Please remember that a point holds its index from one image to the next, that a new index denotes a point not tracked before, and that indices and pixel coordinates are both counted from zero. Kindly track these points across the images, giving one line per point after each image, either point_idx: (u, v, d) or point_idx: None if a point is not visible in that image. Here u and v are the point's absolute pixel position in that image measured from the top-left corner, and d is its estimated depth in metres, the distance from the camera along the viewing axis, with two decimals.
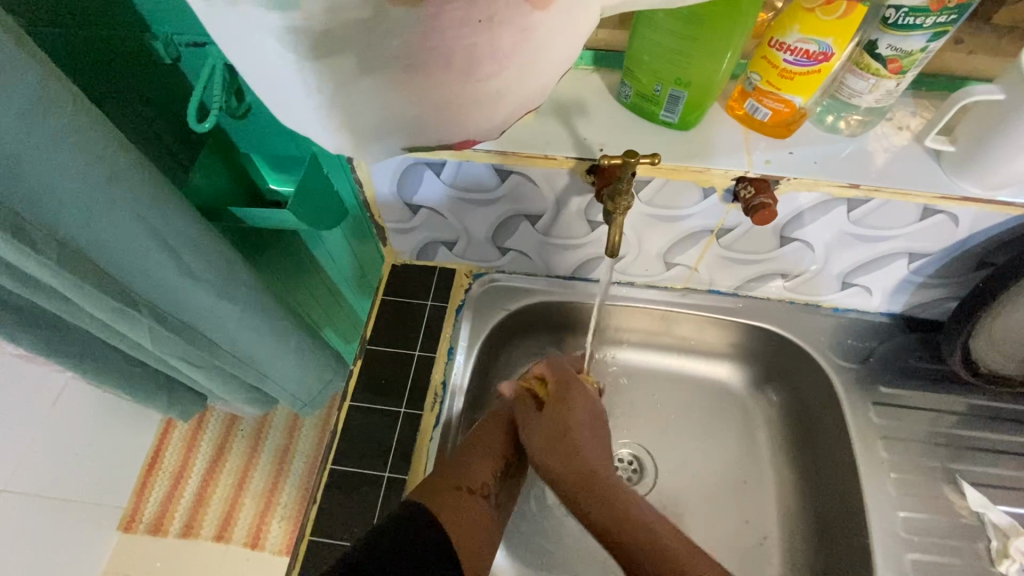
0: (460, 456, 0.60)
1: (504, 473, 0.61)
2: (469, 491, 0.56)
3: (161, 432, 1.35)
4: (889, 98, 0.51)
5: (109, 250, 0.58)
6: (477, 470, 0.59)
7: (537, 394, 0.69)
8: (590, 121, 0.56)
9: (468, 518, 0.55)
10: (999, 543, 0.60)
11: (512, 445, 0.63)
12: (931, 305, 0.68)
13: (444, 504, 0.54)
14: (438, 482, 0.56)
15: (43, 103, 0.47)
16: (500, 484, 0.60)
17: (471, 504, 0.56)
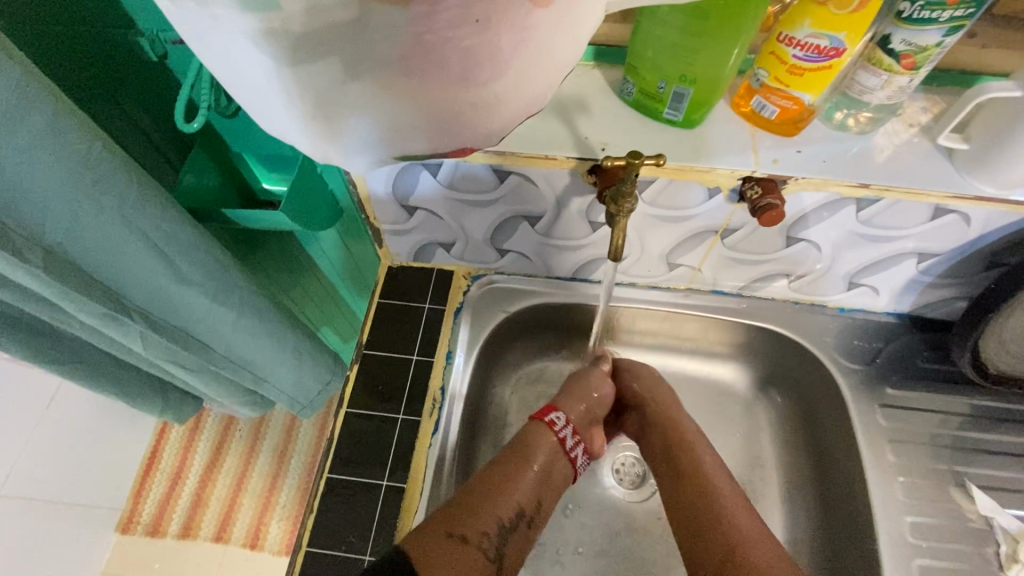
0: (466, 500, 0.56)
1: (509, 526, 0.56)
2: (463, 540, 0.52)
3: (156, 435, 1.34)
4: (901, 95, 0.49)
5: (96, 256, 0.56)
6: (480, 520, 0.54)
7: (568, 434, 0.65)
8: (591, 119, 0.55)
9: (456, 572, 0.50)
10: (1008, 548, 0.59)
11: (525, 494, 0.58)
12: (939, 304, 0.67)
13: (431, 552, 0.50)
14: (431, 523, 0.53)
15: (22, 104, 0.45)
16: (501, 537, 0.55)
17: (464, 557, 0.51)
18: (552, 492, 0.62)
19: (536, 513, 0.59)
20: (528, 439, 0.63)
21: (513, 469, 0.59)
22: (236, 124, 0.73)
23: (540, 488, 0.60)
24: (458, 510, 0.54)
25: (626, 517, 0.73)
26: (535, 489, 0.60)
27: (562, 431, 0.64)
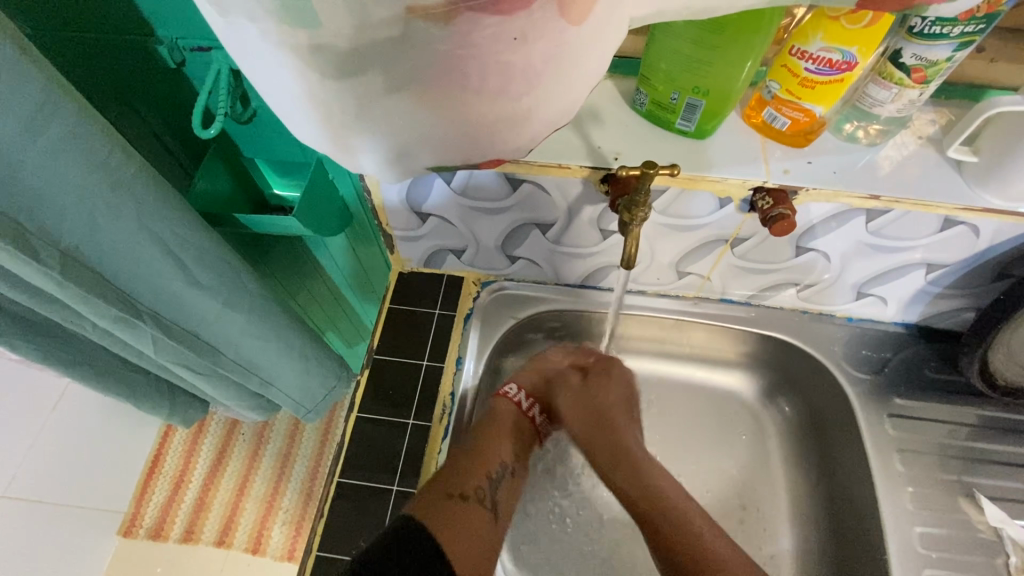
0: (451, 463, 0.58)
1: (496, 476, 0.58)
2: (462, 497, 0.54)
3: (160, 438, 1.33)
4: (911, 108, 0.50)
5: (112, 260, 0.56)
6: (470, 476, 0.56)
7: (523, 399, 0.66)
8: (604, 129, 0.55)
9: (465, 522, 0.52)
10: (1018, 559, 0.60)
11: (506, 451, 0.61)
12: (947, 315, 0.67)
13: (442, 514, 0.51)
14: (430, 487, 0.54)
15: (47, 111, 0.45)
16: (492, 486, 0.57)
17: (465, 508, 0.53)
18: (524, 446, 0.64)
19: (516, 467, 0.61)
20: (490, 410, 0.64)
21: (489, 430, 0.62)
22: (251, 131, 0.75)
23: (515, 446, 0.62)
24: (449, 472, 0.56)
25: (634, 524, 0.73)
26: (514, 446, 0.62)
27: (517, 397, 0.66)
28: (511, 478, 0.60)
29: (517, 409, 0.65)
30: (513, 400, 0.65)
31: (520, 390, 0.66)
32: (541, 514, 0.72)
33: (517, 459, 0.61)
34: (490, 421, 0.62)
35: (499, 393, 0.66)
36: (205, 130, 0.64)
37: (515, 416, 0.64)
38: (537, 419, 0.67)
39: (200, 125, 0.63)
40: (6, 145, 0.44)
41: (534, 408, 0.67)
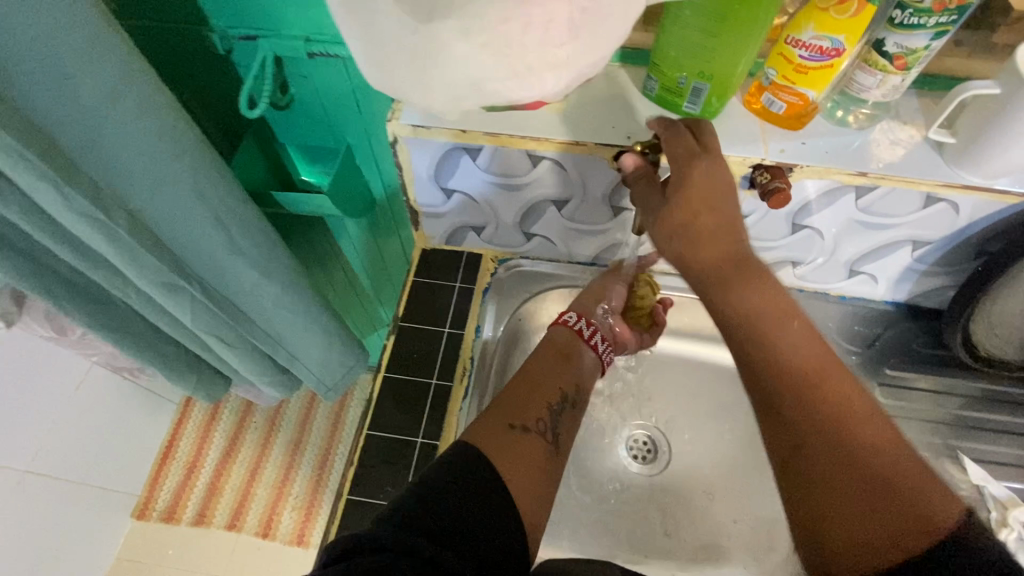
0: (514, 394, 0.60)
1: (558, 409, 0.60)
2: (523, 429, 0.56)
3: (179, 414, 1.52)
4: (895, 94, 0.55)
5: (169, 222, 0.63)
6: (531, 409, 0.58)
7: (584, 325, 0.68)
8: (617, 112, 0.61)
9: (524, 457, 0.54)
10: (998, 513, 0.64)
11: (568, 379, 0.63)
12: (933, 293, 0.72)
13: (499, 446, 0.53)
14: (491, 419, 0.56)
15: (126, 82, 0.52)
16: (553, 420, 0.59)
17: (527, 443, 0.55)
18: (588, 377, 0.66)
19: (578, 396, 0.63)
20: (551, 338, 0.67)
21: (554, 361, 0.64)
22: (287, 118, 0.81)
23: (576, 373, 0.65)
24: (509, 405, 0.58)
25: (641, 488, 0.77)
26: (577, 377, 0.64)
27: (578, 324, 0.68)
28: (571, 417, 0.61)
29: (572, 335, 0.67)
30: (571, 326, 0.68)
31: (580, 317, 0.69)
32: None
33: (579, 389, 0.63)
34: (551, 350, 0.65)
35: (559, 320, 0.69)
36: (251, 111, 0.70)
37: (576, 343, 0.67)
38: (598, 347, 0.68)
39: (247, 106, 0.70)
40: (91, 107, 0.51)
41: (596, 334, 0.68)
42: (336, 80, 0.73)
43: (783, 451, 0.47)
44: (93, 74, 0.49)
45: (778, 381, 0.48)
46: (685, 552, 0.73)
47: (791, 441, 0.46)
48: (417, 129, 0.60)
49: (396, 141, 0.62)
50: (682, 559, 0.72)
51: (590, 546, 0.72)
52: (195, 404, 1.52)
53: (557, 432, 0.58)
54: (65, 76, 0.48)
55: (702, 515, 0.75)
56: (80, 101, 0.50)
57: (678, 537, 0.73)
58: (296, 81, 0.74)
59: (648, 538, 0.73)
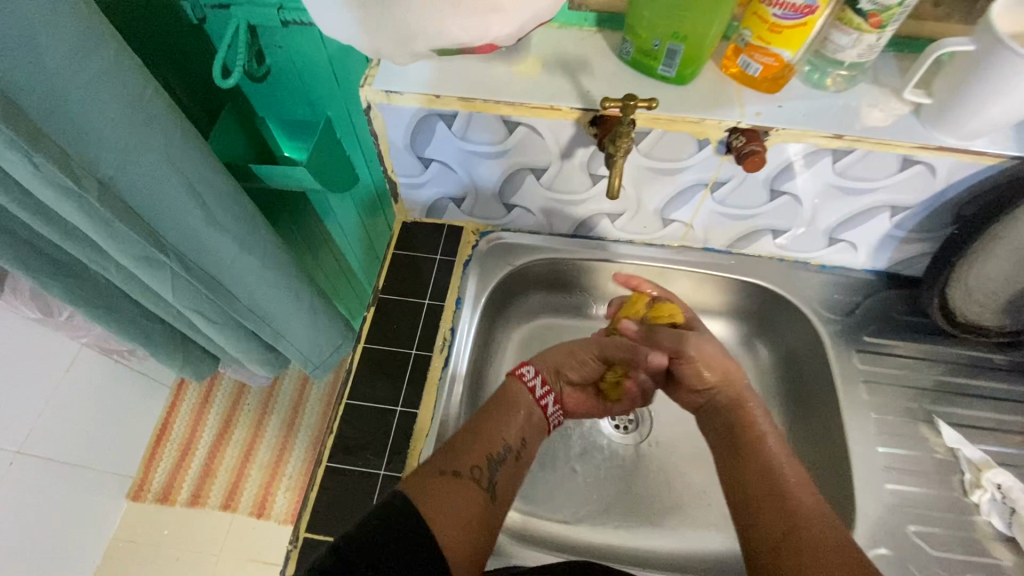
0: (451, 443, 0.58)
1: (497, 459, 0.58)
2: (456, 475, 0.55)
3: (174, 392, 1.54)
4: (871, 54, 0.55)
5: (142, 190, 0.62)
6: (468, 456, 0.57)
7: (538, 383, 0.66)
8: (594, 77, 0.60)
9: (452, 503, 0.52)
10: (972, 476, 0.63)
11: (512, 434, 0.61)
12: (912, 261, 0.72)
13: (431, 490, 0.53)
14: (425, 467, 0.55)
15: (85, 44, 0.51)
16: (491, 469, 0.57)
17: (457, 489, 0.54)
18: (535, 433, 0.64)
19: (522, 451, 0.61)
20: (504, 390, 0.64)
21: (499, 414, 0.62)
22: (264, 91, 0.80)
23: (523, 429, 0.62)
24: (449, 449, 0.57)
25: (623, 458, 0.77)
26: (521, 429, 0.62)
27: (532, 381, 0.65)
28: (510, 472, 0.59)
29: (523, 389, 0.64)
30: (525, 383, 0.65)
31: (536, 373, 0.66)
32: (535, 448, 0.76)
33: (523, 443, 0.61)
34: (499, 402, 0.63)
35: (515, 372, 0.66)
36: (226, 81, 0.70)
37: (529, 399, 0.64)
38: (548, 408, 0.66)
39: (221, 76, 0.69)
40: (55, 71, 0.50)
41: (549, 396, 0.66)
42: (312, 49, 0.72)
43: (741, 500, 0.56)
44: (54, 36, 0.49)
45: (749, 461, 0.58)
46: (664, 521, 0.73)
47: (743, 491, 0.57)
48: (391, 95, 0.60)
49: (369, 108, 0.62)
50: (661, 527, 0.72)
51: (571, 513, 0.73)
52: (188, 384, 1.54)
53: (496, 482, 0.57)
54: (28, 36, 0.47)
55: (681, 484, 0.75)
56: (44, 64, 0.50)
57: (658, 505, 0.74)
58: (271, 51, 0.73)
59: (628, 506, 0.74)
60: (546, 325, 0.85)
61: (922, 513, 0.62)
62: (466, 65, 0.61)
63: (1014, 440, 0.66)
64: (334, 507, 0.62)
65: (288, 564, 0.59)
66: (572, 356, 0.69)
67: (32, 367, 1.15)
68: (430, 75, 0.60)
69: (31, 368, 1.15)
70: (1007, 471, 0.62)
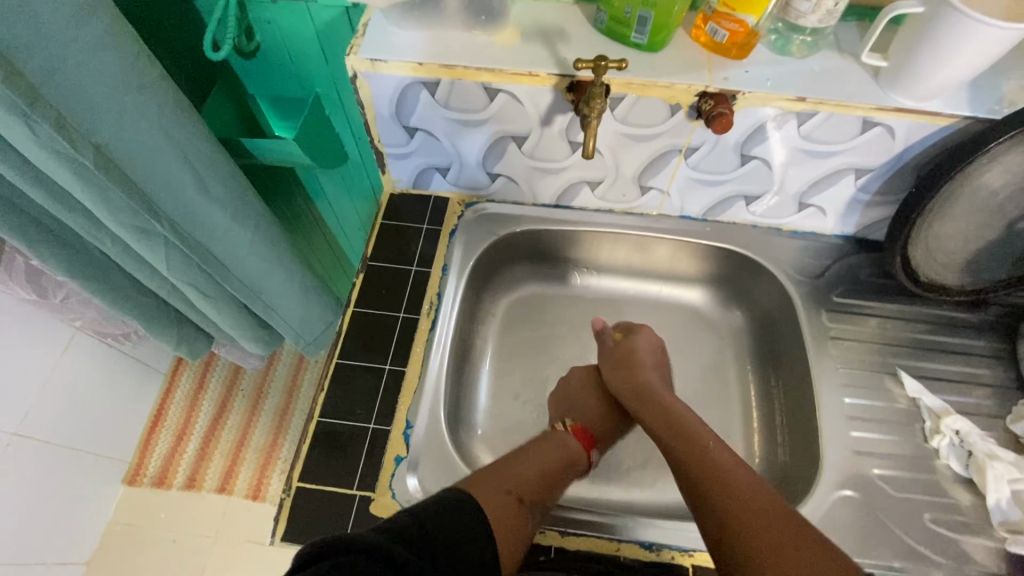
0: (515, 465, 0.58)
1: (550, 502, 0.57)
2: (521, 501, 0.54)
3: (170, 372, 1.56)
4: (831, 19, 0.58)
5: (135, 157, 0.65)
6: (534, 488, 0.56)
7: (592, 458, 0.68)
8: (570, 45, 0.63)
9: (512, 525, 0.51)
10: (932, 423, 0.66)
11: (559, 471, 0.61)
12: (878, 225, 0.76)
13: (500, 506, 0.51)
14: (492, 480, 0.54)
15: (82, 11, 0.54)
16: (541, 511, 0.56)
17: (518, 515, 0.52)
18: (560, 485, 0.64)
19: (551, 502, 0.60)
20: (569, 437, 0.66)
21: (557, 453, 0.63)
22: (254, 68, 0.83)
23: (569, 474, 0.62)
24: (522, 477, 0.56)
25: None
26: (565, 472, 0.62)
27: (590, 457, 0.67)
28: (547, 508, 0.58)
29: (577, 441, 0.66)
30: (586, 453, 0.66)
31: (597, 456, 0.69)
32: (521, 410, 0.79)
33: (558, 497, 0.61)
34: (563, 444, 0.64)
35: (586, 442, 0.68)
36: (216, 54, 0.72)
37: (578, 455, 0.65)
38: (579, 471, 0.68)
39: (211, 49, 0.72)
40: (53, 34, 0.53)
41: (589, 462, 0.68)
42: (300, 24, 0.75)
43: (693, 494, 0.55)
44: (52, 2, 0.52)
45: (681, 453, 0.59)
46: (646, 478, 0.75)
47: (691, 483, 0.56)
48: (376, 63, 0.63)
49: (355, 77, 0.65)
50: (642, 483, 0.75)
51: None
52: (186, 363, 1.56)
53: (539, 514, 0.56)
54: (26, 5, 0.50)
55: None
56: (43, 28, 0.52)
57: (640, 463, 0.76)
58: (260, 27, 0.75)
59: (612, 464, 0.76)
60: (530, 294, 0.88)
61: (888, 458, 0.65)
62: (448, 35, 0.64)
63: (975, 392, 0.69)
64: (325, 461, 0.64)
65: (281, 513, 0.62)
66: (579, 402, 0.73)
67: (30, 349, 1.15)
68: (414, 44, 0.63)
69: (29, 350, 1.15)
70: (964, 418, 0.65)
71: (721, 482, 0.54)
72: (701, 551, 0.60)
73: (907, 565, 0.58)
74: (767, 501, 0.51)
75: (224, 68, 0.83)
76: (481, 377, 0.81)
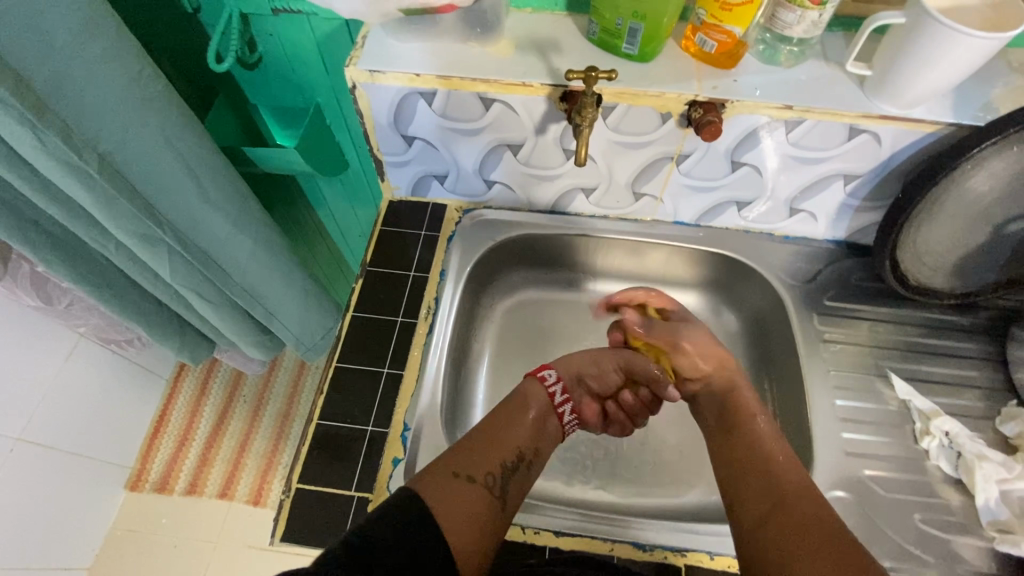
0: (467, 445, 0.57)
1: (512, 466, 0.57)
2: (468, 479, 0.53)
3: (173, 378, 1.58)
4: (816, 29, 0.60)
5: (139, 166, 0.67)
6: (483, 461, 0.55)
7: (558, 389, 0.67)
8: (563, 56, 0.65)
9: (462, 504, 0.51)
10: (922, 424, 0.67)
11: (525, 437, 0.60)
12: (869, 229, 0.77)
13: (442, 490, 0.51)
14: (438, 466, 0.54)
15: (89, 26, 0.56)
16: (505, 477, 0.55)
17: (469, 491, 0.52)
18: (546, 445, 0.63)
19: (535, 458, 0.60)
20: (525, 390, 0.66)
21: (512, 415, 0.62)
22: (256, 78, 0.84)
23: (540, 432, 0.62)
24: (464, 452, 0.56)
25: None
26: (535, 434, 0.62)
27: (552, 386, 0.67)
28: (519, 475, 0.57)
29: (544, 394, 0.66)
30: (546, 386, 0.67)
31: (558, 379, 0.68)
32: None
33: (536, 451, 0.60)
34: (517, 403, 0.64)
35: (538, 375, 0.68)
36: (219, 66, 0.74)
37: (543, 406, 0.65)
38: (564, 417, 0.67)
39: (214, 61, 0.74)
40: (60, 49, 0.55)
41: (568, 404, 0.68)
42: (301, 36, 0.77)
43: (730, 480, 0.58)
44: (60, 18, 0.54)
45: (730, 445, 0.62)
46: (642, 480, 0.76)
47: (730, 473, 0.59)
48: (374, 74, 0.65)
49: (354, 87, 0.67)
50: (637, 485, 0.76)
51: (553, 472, 0.76)
52: (188, 369, 1.58)
53: (507, 486, 0.55)
54: (36, 15, 0.52)
55: (656, 444, 0.79)
56: (51, 44, 0.54)
57: (636, 465, 0.77)
58: (262, 39, 0.77)
59: (608, 466, 0.77)
60: (527, 298, 0.89)
61: (879, 459, 0.66)
62: (445, 46, 0.65)
63: (965, 394, 0.70)
64: (324, 463, 0.65)
65: (281, 514, 0.63)
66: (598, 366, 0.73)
67: (33, 358, 1.16)
68: (411, 56, 0.65)
69: (33, 358, 1.16)
70: (954, 419, 0.66)
71: (768, 475, 0.55)
72: (694, 550, 0.61)
73: (897, 564, 0.59)
74: (790, 491, 0.53)
75: (227, 79, 0.85)
76: (479, 380, 0.82)
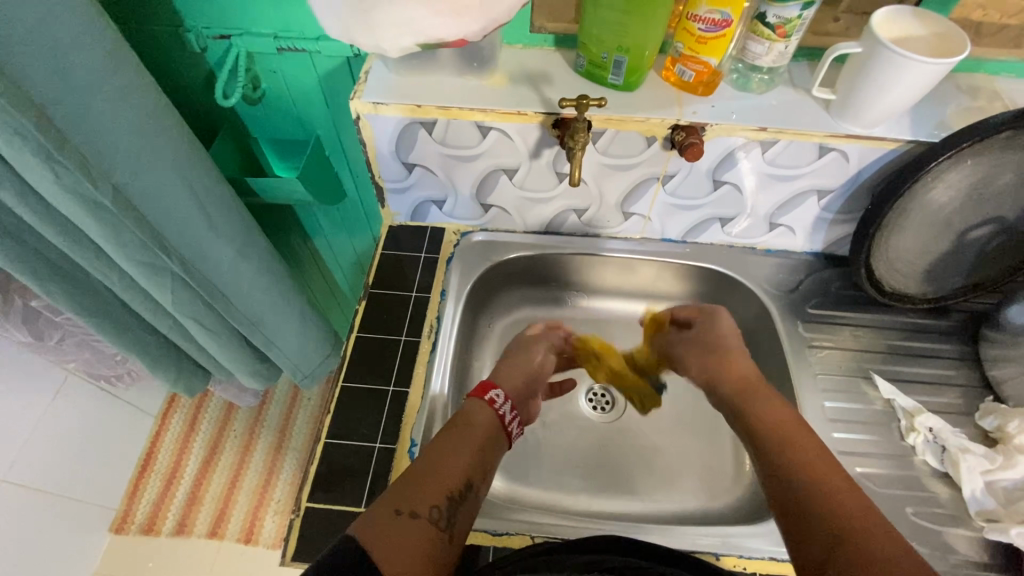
0: (406, 479, 0.53)
1: (459, 498, 0.53)
2: (411, 514, 0.50)
3: (163, 412, 1.55)
4: (783, 59, 0.66)
5: (151, 196, 0.69)
6: (426, 492, 0.52)
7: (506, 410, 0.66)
8: (554, 86, 0.70)
9: (404, 541, 0.47)
10: (907, 422, 0.71)
11: (469, 462, 0.57)
12: (844, 241, 0.82)
13: (381, 526, 0.48)
14: (378, 505, 0.50)
15: (111, 67, 0.60)
16: (452, 508, 0.52)
17: (412, 528, 0.48)
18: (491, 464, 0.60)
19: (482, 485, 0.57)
20: (466, 411, 0.64)
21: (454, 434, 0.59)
22: (258, 113, 0.88)
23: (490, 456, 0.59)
24: (405, 487, 0.52)
25: (603, 432, 0.83)
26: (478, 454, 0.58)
27: (501, 408, 0.65)
28: (468, 504, 0.54)
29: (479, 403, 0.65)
30: (495, 408, 0.64)
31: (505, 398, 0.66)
32: None
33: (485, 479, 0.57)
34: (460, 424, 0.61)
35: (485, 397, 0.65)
36: (224, 102, 0.78)
37: (491, 426, 0.62)
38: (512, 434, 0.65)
39: (220, 97, 0.77)
40: (84, 88, 0.58)
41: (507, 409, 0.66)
42: (303, 73, 0.81)
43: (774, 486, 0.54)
44: (85, 59, 0.57)
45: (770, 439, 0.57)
46: (642, 489, 0.78)
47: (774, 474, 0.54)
48: (377, 106, 0.68)
49: (358, 118, 0.71)
50: (638, 494, 0.77)
51: (556, 485, 0.77)
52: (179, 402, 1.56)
53: (455, 517, 0.52)
54: (59, 55, 0.55)
55: (656, 454, 0.81)
56: (76, 83, 0.58)
57: (637, 476, 0.79)
58: (266, 76, 0.81)
59: (609, 477, 0.79)
60: (525, 317, 0.92)
61: (868, 458, 0.69)
62: (443, 80, 0.70)
63: (943, 392, 0.74)
64: (331, 481, 0.66)
65: (291, 534, 0.63)
66: (512, 363, 0.74)
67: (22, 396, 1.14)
68: (411, 89, 0.69)
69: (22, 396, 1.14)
70: (936, 416, 0.70)
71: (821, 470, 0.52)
72: (699, 553, 0.62)
73: None
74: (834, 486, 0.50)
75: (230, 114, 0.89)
76: None
